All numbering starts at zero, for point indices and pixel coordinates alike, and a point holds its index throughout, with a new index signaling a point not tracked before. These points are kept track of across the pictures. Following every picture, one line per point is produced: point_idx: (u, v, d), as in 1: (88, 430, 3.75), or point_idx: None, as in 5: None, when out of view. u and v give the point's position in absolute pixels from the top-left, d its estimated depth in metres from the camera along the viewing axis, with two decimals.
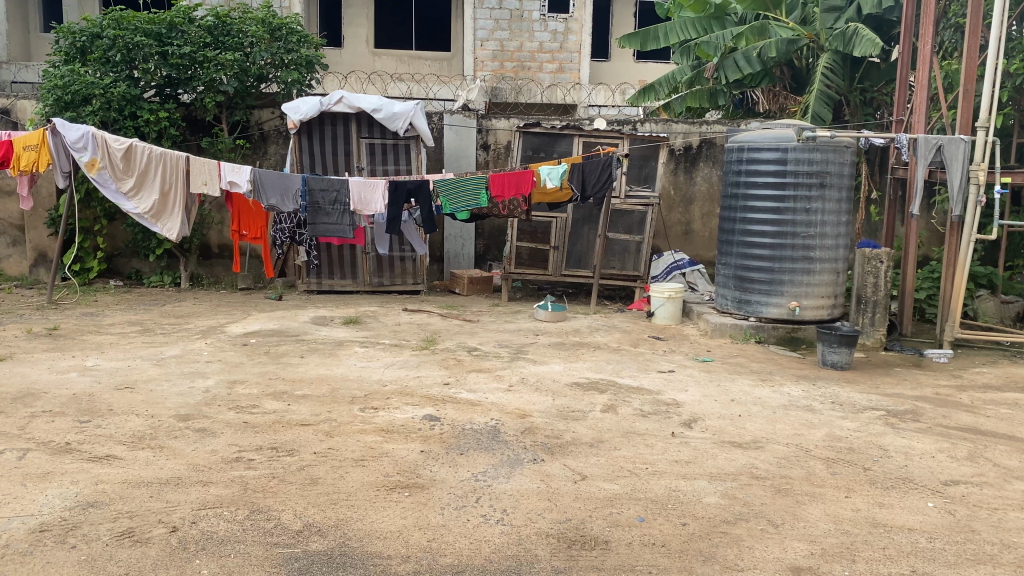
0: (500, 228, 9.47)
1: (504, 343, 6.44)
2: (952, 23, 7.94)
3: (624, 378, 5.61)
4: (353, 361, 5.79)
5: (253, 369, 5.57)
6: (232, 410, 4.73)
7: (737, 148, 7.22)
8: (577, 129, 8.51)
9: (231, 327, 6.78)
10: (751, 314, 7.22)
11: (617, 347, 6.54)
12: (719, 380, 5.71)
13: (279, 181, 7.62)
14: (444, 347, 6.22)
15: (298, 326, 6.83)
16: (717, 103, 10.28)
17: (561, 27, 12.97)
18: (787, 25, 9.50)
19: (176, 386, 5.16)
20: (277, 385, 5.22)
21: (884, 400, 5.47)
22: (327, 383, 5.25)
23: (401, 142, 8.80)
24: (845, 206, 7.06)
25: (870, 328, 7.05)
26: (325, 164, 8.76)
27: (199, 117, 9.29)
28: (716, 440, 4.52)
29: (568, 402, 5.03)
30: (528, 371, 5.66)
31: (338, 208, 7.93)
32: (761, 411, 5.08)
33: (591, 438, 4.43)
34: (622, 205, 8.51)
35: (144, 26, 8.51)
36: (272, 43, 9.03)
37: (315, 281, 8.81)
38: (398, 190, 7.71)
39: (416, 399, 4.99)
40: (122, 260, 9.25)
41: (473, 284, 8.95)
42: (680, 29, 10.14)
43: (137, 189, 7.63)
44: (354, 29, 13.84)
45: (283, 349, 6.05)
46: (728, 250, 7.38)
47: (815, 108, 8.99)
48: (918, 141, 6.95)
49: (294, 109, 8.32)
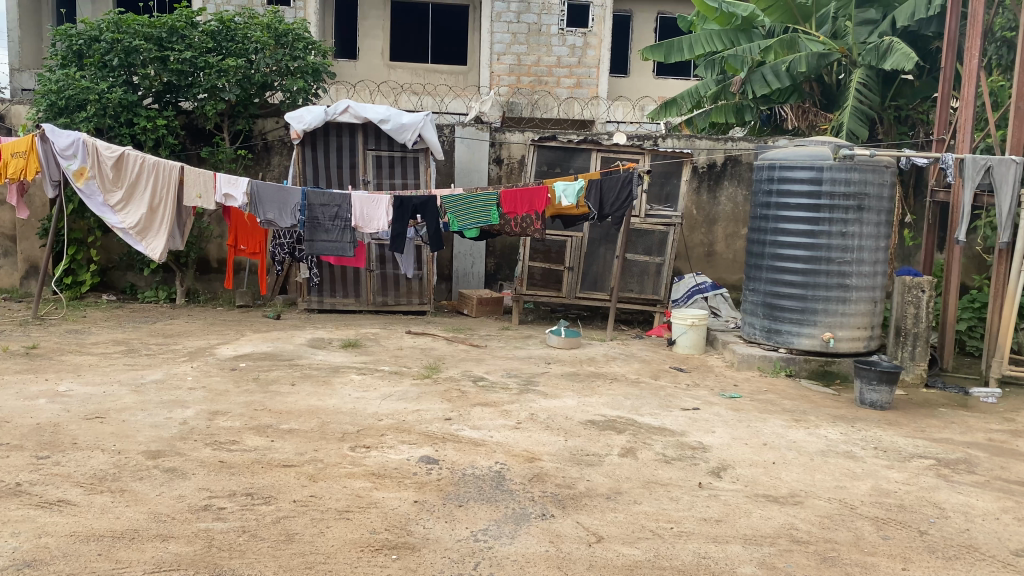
0: (512, 245, 9.00)
1: (513, 373, 5.94)
2: (999, 37, 7.59)
3: (644, 417, 5.10)
4: (348, 391, 5.31)
5: (238, 398, 5.10)
6: (208, 447, 4.26)
7: (767, 166, 6.74)
8: (595, 144, 8.03)
9: (221, 349, 6.32)
10: (780, 345, 6.71)
11: (635, 379, 6.02)
12: (748, 420, 5.19)
13: (278, 195, 7.20)
14: (448, 376, 5.72)
15: (292, 349, 6.36)
16: (743, 119, 9.77)
17: (579, 42, 12.56)
18: (818, 39, 8.97)
19: (152, 416, 4.69)
20: (262, 417, 4.74)
21: (933, 446, 4.94)
22: (317, 417, 4.77)
23: (409, 155, 8.35)
24: (884, 230, 6.54)
25: (910, 362, 6.52)
26: (331, 176, 8.34)
27: (201, 125, 8.86)
28: (748, 493, 4.00)
29: (582, 444, 4.53)
30: (539, 406, 5.16)
31: (339, 224, 7.46)
32: (796, 458, 4.57)
33: (608, 489, 3.93)
34: (643, 225, 8.05)
35: (143, 30, 8.12)
36: (278, 50, 8.61)
37: (316, 299, 8.36)
38: (403, 206, 7.28)
39: (414, 436, 4.51)
40: (117, 273, 8.85)
41: (483, 305, 8.48)
42: (704, 40, 9.68)
43: (125, 202, 7.21)
44: (369, 41, 13.45)
45: (274, 376, 5.58)
46: (757, 275, 6.87)
47: (850, 125, 8.46)
48: (964, 161, 6.45)
49: (298, 118, 7.91)
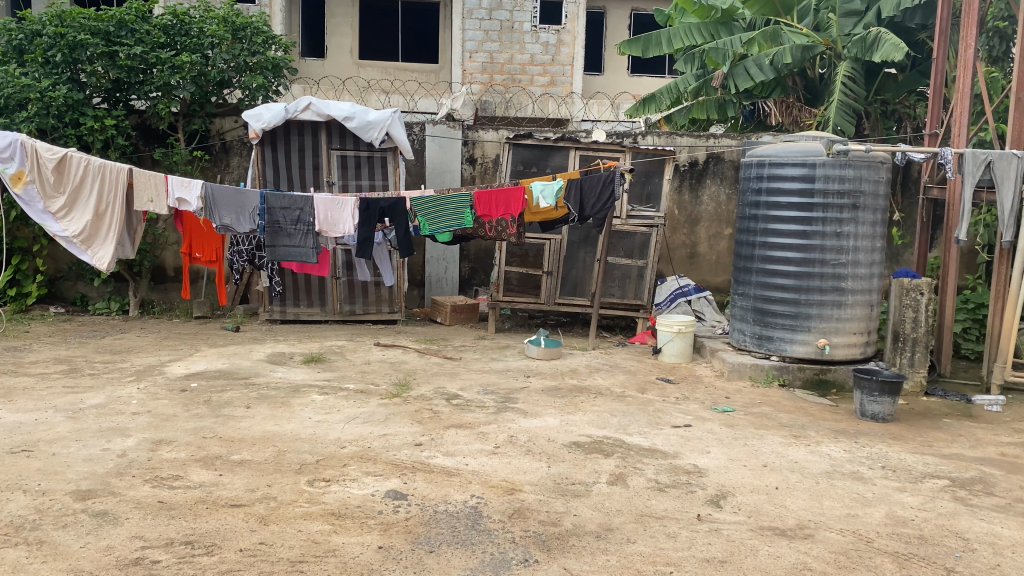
0: (487, 249, 8.57)
1: (490, 388, 5.50)
2: (991, 27, 7.28)
3: (632, 437, 4.68)
4: (308, 413, 4.85)
5: (186, 425, 4.62)
6: (147, 483, 3.78)
7: (756, 163, 6.36)
8: (573, 141, 7.62)
9: (171, 367, 5.82)
10: (773, 352, 6.33)
11: (621, 394, 5.59)
12: (745, 438, 4.79)
13: (234, 198, 6.71)
14: (419, 395, 5.26)
15: (250, 365, 5.88)
16: (725, 114, 9.34)
17: (553, 39, 12.14)
18: (800, 31, 8.76)
19: (87, 448, 4.20)
20: (210, 447, 4.27)
21: (944, 464, 4.57)
22: (273, 445, 4.31)
23: (376, 154, 7.88)
24: (880, 229, 6.20)
25: (910, 369, 6.17)
26: (292, 178, 7.83)
27: (154, 125, 8.32)
28: (752, 527, 3.60)
29: (565, 471, 4.10)
30: (518, 426, 4.72)
31: (301, 229, 6.96)
32: (800, 482, 4.17)
33: (597, 526, 3.51)
34: (624, 226, 7.64)
35: (89, 23, 7.55)
36: (235, 45, 8.10)
37: (278, 309, 7.87)
38: (370, 208, 6.79)
39: (380, 467, 4.06)
40: (65, 284, 8.28)
41: (457, 313, 8.04)
42: (683, 33, 9.25)
43: (68, 209, 6.63)
44: (337, 39, 12.98)
45: (227, 398, 5.10)
46: (746, 279, 6.49)
47: (837, 121, 8.14)
48: (964, 156, 6.09)
49: (256, 116, 7.43)
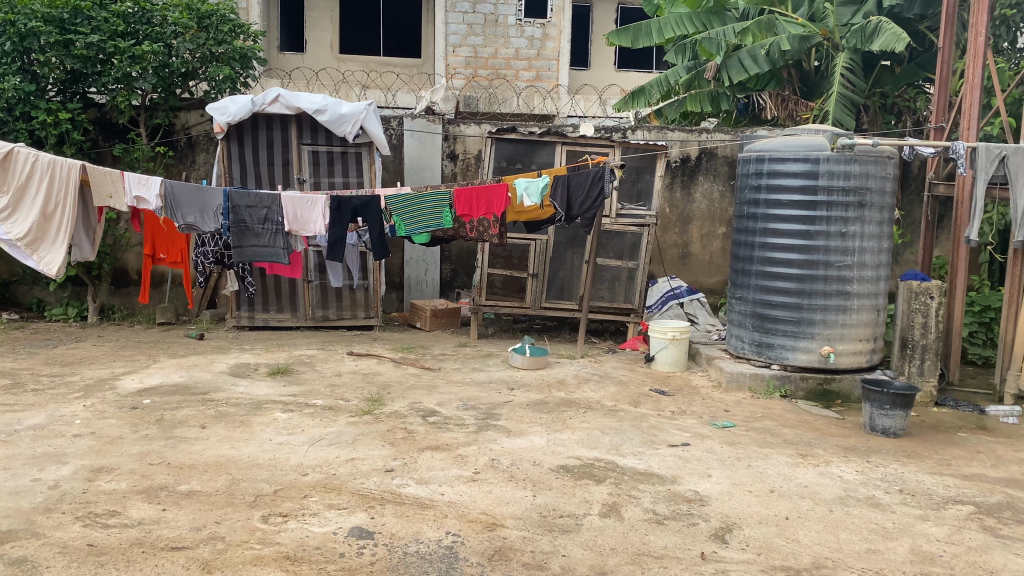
0: (469, 250, 8.14)
1: (471, 403, 5.07)
2: (999, 15, 6.89)
3: (625, 458, 4.26)
4: (269, 435, 4.40)
5: (132, 449, 4.15)
6: (78, 522, 3.32)
7: (754, 158, 5.96)
8: (560, 136, 7.19)
9: (124, 381, 5.35)
10: (773, 361, 5.94)
11: (612, 408, 5.17)
12: (748, 459, 4.39)
13: (197, 196, 6.23)
14: (392, 411, 4.82)
15: (210, 378, 5.42)
16: (719, 108, 8.87)
17: (538, 33, 11.71)
18: (797, 21, 8.35)
19: (14, 479, 3.73)
20: (156, 476, 3.81)
21: (966, 487, 4.16)
22: (227, 473, 3.87)
23: (349, 150, 7.43)
24: (886, 229, 5.81)
25: (919, 378, 5.77)
26: (260, 175, 7.38)
27: (113, 119, 7.84)
28: (764, 567, 3.18)
29: (553, 501, 3.67)
30: (500, 448, 4.29)
31: (270, 228, 6.52)
32: (811, 510, 3.76)
33: (589, 569, 3.08)
34: (614, 226, 7.22)
35: (42, 9, 7.01)
36: (199, 34, 7.62)
37: (246, 315, 7.40)
38: (342, 207, 6.33)
39: (345, 499, 3.62)
40: (21, 288, 7.77)
41: (437, 318, 7.62)
42: (674, 23, 8.80)
43: (12, 210, 6.11)
44: (317, 32, 12.51)
45: (182, 417, 4.65)
46: (744, 283, 6.09)
47: (836, 115, 7.77)
48: (977, 151, 5.69)
49: (221, 109, 6.96)
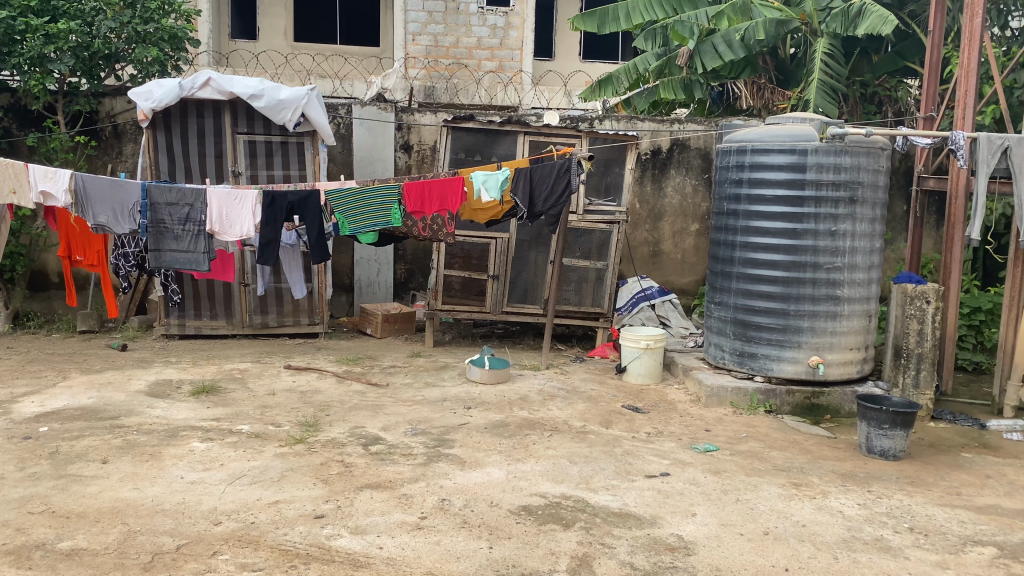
0: (425, 249, 7.53)
1: (421, 427, 4.47)
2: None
3: (597, 495, 3.69)
4: (181, 471, 3.75)
5: (12, 493, 3.48)
6: None
7: (735, 150, 5.41)
8: (522, 125, 6.59)
9: (22, 404, 4.64)
10: (756, 372, 5.42)
11: (580, 430, 4.60)
12: (736, 492, 3.84)
13: (111, 191, 5.56)
14: (330, 439, 4.20)
15: (123, 400, 4.74)
16: (692, 97, 8.28)
17: (501, 22, 11.08)
18: (772, 5, 7.79)
19: None
20: (33, 530, 3.15)
21: (983, 523, 3.65)
22: (122, 525, 3.22)
23: (290, 140, 6.77)
24: (878, 227, 5.31)
25: (915, 391, 5.28)
26: (191, 167, 6.69)
27: (28, 105, 7.08)
28: None
29: (513, 555, 3.09)
30: (452, 485, 3.69)
31: (191, 229, 5.81)
32: (814, 558, 3.22)
33: None
34: (581, 223, 6.64)
35: None
36: (123, 11, 6.89)
37: (176, 323, 6.72)
38: (275, 204, 5.68)
39: (262, 557, 2.99)
40: None
41: (389, 324, 7.00)
42: (642, 6, 8.18)
43: None
44: (269, 20, 11.79)
45: (82, 450, 3.98)
46: (724, 286, 5.55)
47: (818, 103, 7.26)
48: (977, 141, 5.20)
49: (145, 95, 6.26)
